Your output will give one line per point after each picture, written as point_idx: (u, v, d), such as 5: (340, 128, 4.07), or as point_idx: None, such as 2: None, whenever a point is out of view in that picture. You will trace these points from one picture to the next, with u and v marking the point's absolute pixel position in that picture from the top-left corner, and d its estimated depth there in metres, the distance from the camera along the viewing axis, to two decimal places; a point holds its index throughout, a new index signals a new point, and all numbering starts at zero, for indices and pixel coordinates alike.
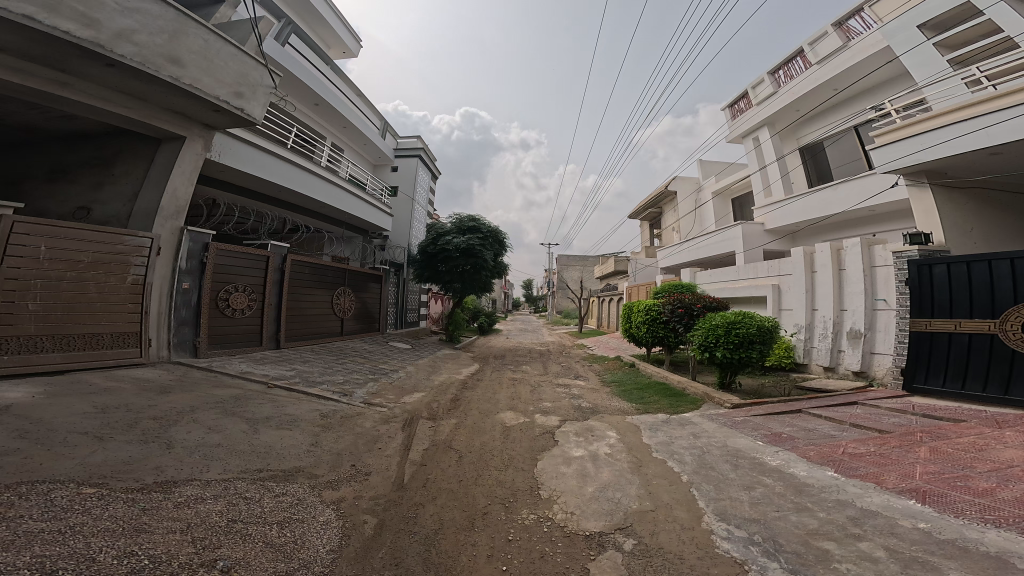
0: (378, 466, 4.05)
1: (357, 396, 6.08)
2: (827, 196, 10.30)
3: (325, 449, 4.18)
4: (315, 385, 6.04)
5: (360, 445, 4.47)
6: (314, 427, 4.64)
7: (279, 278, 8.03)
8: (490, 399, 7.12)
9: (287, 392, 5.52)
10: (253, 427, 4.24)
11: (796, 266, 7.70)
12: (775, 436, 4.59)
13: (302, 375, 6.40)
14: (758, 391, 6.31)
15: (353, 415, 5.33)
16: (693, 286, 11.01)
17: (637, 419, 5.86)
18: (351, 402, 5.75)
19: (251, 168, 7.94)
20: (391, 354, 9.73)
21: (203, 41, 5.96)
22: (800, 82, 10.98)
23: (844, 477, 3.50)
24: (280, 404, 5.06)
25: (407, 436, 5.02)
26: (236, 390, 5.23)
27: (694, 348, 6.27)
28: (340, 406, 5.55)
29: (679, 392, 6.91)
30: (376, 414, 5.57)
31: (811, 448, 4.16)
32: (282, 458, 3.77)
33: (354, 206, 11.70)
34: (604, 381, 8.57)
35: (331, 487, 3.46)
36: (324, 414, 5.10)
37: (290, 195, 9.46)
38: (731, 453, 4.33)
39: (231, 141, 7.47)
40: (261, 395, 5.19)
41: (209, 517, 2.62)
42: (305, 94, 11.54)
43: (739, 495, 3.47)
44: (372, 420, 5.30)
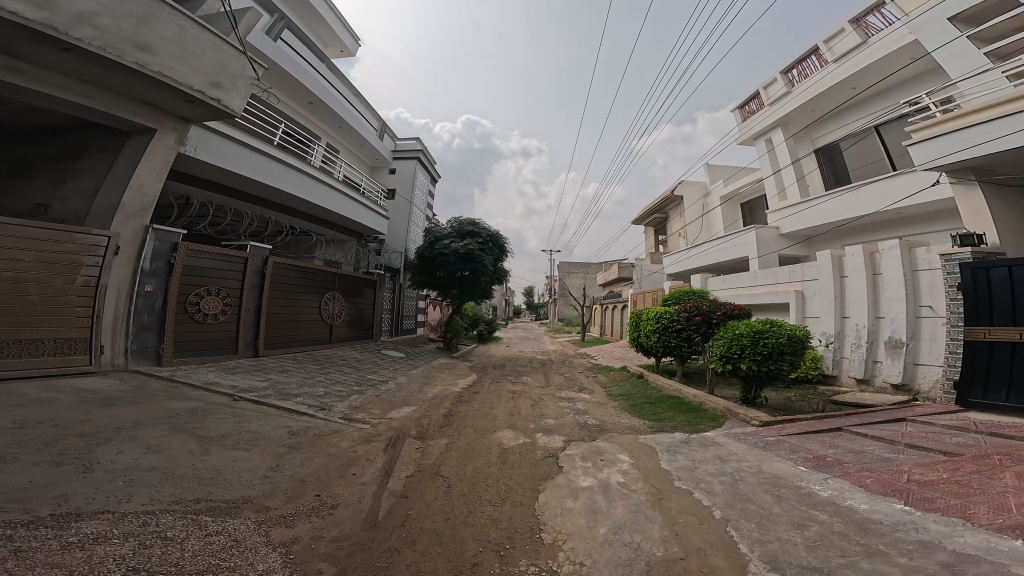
0: (349, 497, 3.41)
1: (336, 410, 5.43)
2: (850, 199, 9.70)
3: (286, 474, 3.56)
4: (289, 398, 5.40)
5: (331, 470, 3.84)
6: (278, 447, 4.02)
7: (259, 282, 7.40)
8: (486, 415, 6.47)
9: (254, 406, 4.90)
10: (204, 447, 3.66)
11: (823, 271, 7.08)
12: (820, 459, 3.93)
13: (278, 386, 5.77)
14: (787, 407, 5.64)
15: (328, 433, 4.69)
16: (704, 293, 10.36)
17: (652, 440, 5.19)
18: (328, 418, 5.12)
19: (236, 166, 7.54)
20: (382, 363, 9.08)
21: (178, 27, 5.50)
22: (816, 80, 10.56)
23: (921, 512, 2.84)
24: (244, 420, 4.44)
25: (389, 459, 4.37)
26: (195, 403, 4.65)
27: (714, 359, 5.62)
28: (316, 422, 4.92)
29: (697, 407, 6.23)
30: (355, 432, 4.92)
31: (868, 476, 3.49)
32: (229, 486, 3.17)
33: (347, 207, 11.14)
34: (611, 394, 7.91)
35: (285, 523, 2.84)
36: (294, 432, 4.47)
37: (279, 196, 9.03)
38: (767, 481, 3.67)
39: (214, 137, 7.07)
40: (222, 410, 4.59)
41: (103, 564, 2.02)
42: (297, 90, 11.09)
43: (790, 535, 2.82)
44: (350, 439, 4.65)
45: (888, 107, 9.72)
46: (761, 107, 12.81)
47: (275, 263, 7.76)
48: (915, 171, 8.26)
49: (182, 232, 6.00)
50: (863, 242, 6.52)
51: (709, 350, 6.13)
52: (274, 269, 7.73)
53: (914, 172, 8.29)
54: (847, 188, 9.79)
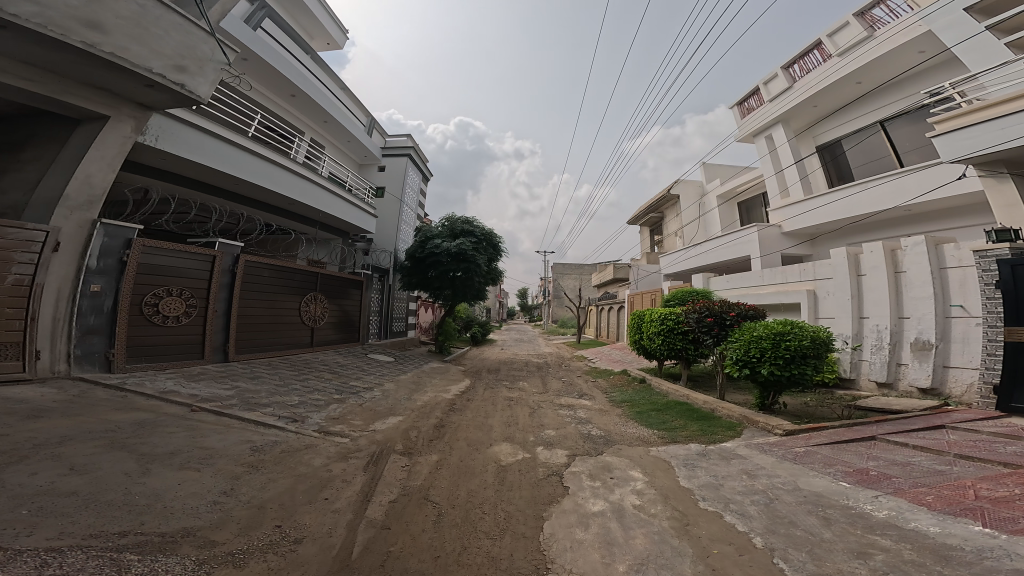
0: (319, 528, 2.85)
1: (310, 422, 4.85)
2: (859, 197, 9.44)
3: (241, 500, 3.00)
4: (257, 409, 4.81)
5: (299, 493, 3.27)
6: (236, 467, 3.45)
7: (229, 282, 6.75)
8: (480, 426, 5.93)
9: (213, 418, 4.30)
10: (144, 466, 3.11)
11: (838, 269, 6.75)
12: (863, 474, 3.49)
13: (246, 395, 5.16)
14: (809, 414, 5.23)
15: (300, 449, 4.12)
16: (706, 293, 9.96)
17: (664, 453, 4.70)
18: (302, 431, 4.54)
19: (207, 159, 6.94)
20: (367, 368, 8.45)
21: (137, 5, 4.89)
22: (819, 74, 10.35)
23: (1006, 535, 2.43)
24: (199, 436, 3.84)
25: (369, 480, 3.81)
26: (144, 414, 4.08)
27: (730, 364, 5.16)
28: (287, 437, 4.33)
29: (709, 415, 5.78)
30: (332, 448, 4.33)
31: (927, 492, 3.07)
32: (167, 514, 2.63)
33: (331, 205, 10.50)
34: (614, 401, 7.42)
35: (233, 563, 2.29)
36: (257, 449, 3.89)
37: (256, 191, 8.42)
38: (809, 502, 3.22)
39: (180, 127, 6.48)
40: (175, 422, 4.02)
41: None
42: (277, 82, 10.47)
43: (852, 567, 2.37)
44: (324, 456, 4.08)
45: (897, 102, 9.53)
46: (761, 104, 12.57)
47: (247, 261, 7.10)
48: (941, 164, 7.85)
49: (137, 228, 5.34)
50: (882, 239, 6.20)
51: (719, 352, 5.72)
52: (246, 268, 7.09)
53: (940, 165, 7.87)
54: (859, 184, 9.45)
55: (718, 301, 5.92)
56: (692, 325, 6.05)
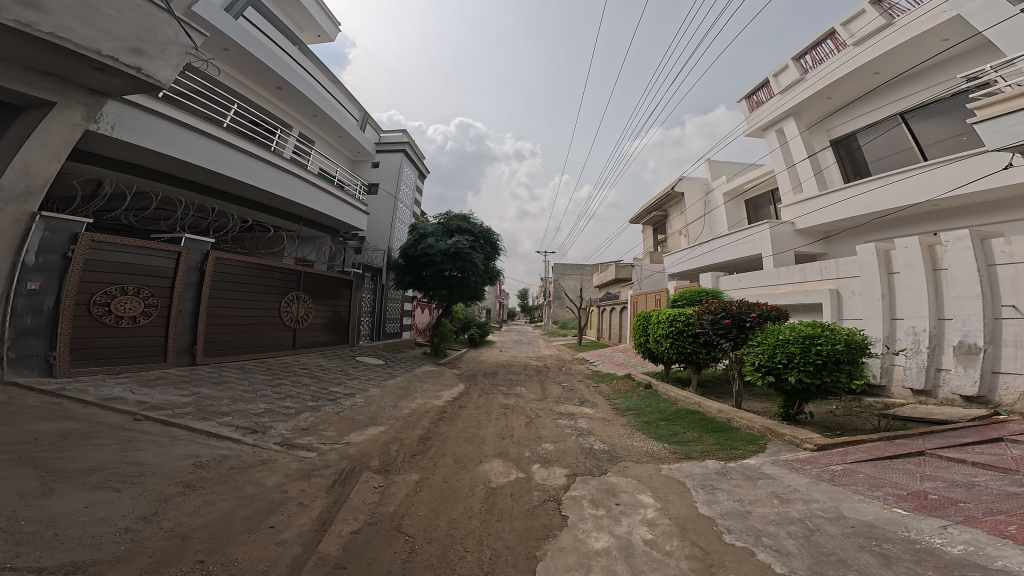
0: (254, 565, 2.33)
1: (273, 434, 4.33)
2: (879, 191, 8.93)
3: (162, 528, 2.52)
4: (213, 418, 4.30)
5: (237, 520, 2.78)
6: (167, 488, 2.98)
7: (196, 281, 6.19)
8: (471, 438, 5.34)
9: (157, 430, 3.81)
10: (49, 486, 2.64)
11: (866, 266, 6.20)
12: (921, 498, 2.92)
13: (205, 403, 4.65)
14: (840, 425, 4.67)
15: (253, 466, 3.62)
16: (716, 292, 9.38)
17: (676, 473, 4.12)
18: (260, 445, 4.02)
19: (172, 149, 6.43)
20: (353, 371, 7.90)
21: None
22: (833, 64, 9.83)
23: None
24: (133, 451, 3.38)
25: (331, 504, 3.28)
26: (77, 423, 3.59)
27: (750, 370, 4.60)
28: (241, 453, 3.81)
29: (725, 425, 5.21)
30: (293, 465, 3.81)
31: (1008, 521, 2.51)
32: (57, 547, 2.14)
33: (316, 201, 9.94)
34: (619, 408, 6.85)
35: None
36: (201, 466, 3.42)
37: (231, 185, 7.90)
38: (858, 535, 2.64)
39: (139, 114, 5.97)
40: (109, 434, 3.53)
41: None
42: (261, 72, 9.95)
43: None
44: (280, 475, 3.55)
45: (917, 93, 8.96)
46: (771, 97, 12.03)
47: (218, 258, 6.53)
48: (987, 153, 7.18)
49: (86, 223, 4.89)
50: (918, 234, 5.65)
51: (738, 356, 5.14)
52: (217, 265, 6.52)
53: (985, 154, 7.19)
54: (883, 176, 8.84)
55: (736, 300, 5.29)
56: (706, 327, 5.47)
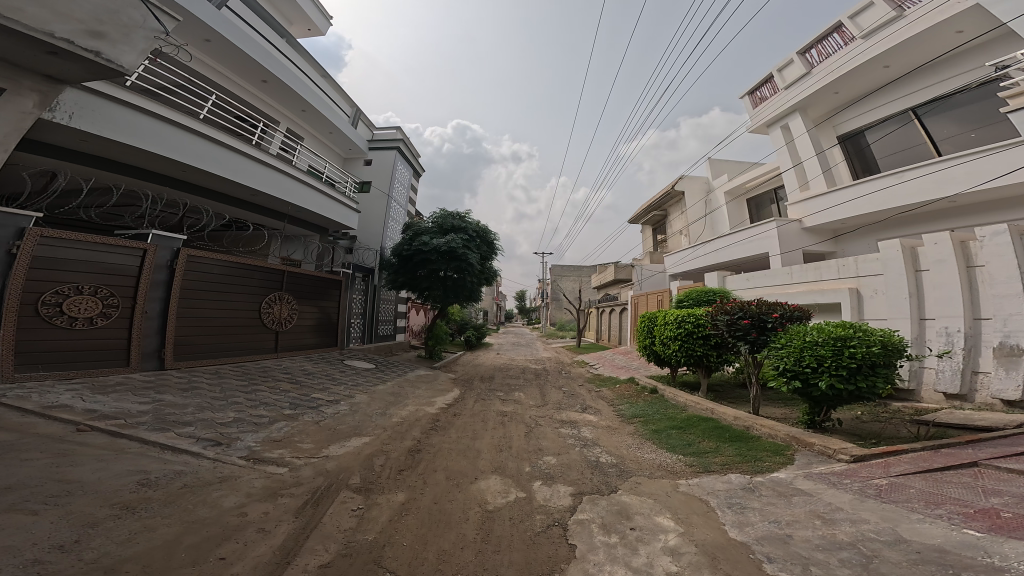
0: None
1: (240, 446, 3.87)
2: (893, 188, 8.61)
3: (80, 562, 2.09)
4: (171, 429, 3.85)
5: (180, 553, 2.34)
6: (98, 512, 2.54)
7: (165, 280, 5.69)
8: (465, 451, 4.88)
9: (102, 442, 3.38)
10: None
11: (891, 264, 5.85)
12: (994, 517, 2.52)
13: (165, 412, 4.20)
14: (872, 433, 4.29)
15: (211, 484, 3.16)
16: (723, 291, 8.99)
17: (693, 489, 3.69)
18: (223, 460, 3.56)
19: (140, 141, 5.98)
20: (340, 376, 7.40)
21: None
22: (841, 58, 9.58)
23: None
24: (67, 466, 2.95)
25: (297, 531, 2.80)
26: (6, 436, 3.16)
27: (772, 374, 4.20)
28: (198, 468, 3.35)
29: (743, 433, 4.80)
30: (258, 482, 3.35)
31: None
32: None
33: (302, 197, 9.44)
34: (624, 415, 6.42)
35: None
36: (147, 484, 2.98)
37: (208, 179, 7.42)
38: (928, 563, 2.23)
39: (100, 102, 5.52)
40: (42, 447, 3.10)
41: None
42: (244, 64, 9.47)
43: None
44: (241, 496, 3.10)
45: (929, 88, 8.71)
46: (775, 93, 11.74)
47: (189, 255, 6.01)
48: (1010, 147, 6.83)
49: (32, 215, 4.40)
50: (948, 229, 5.31)
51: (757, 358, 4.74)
52: (189, 263, 6.01)
53: (1008, 148, 6.87)
54: (895, 172, 8.52)
55: (754, 300, 4.85)
56: (720, 328, 5.03)
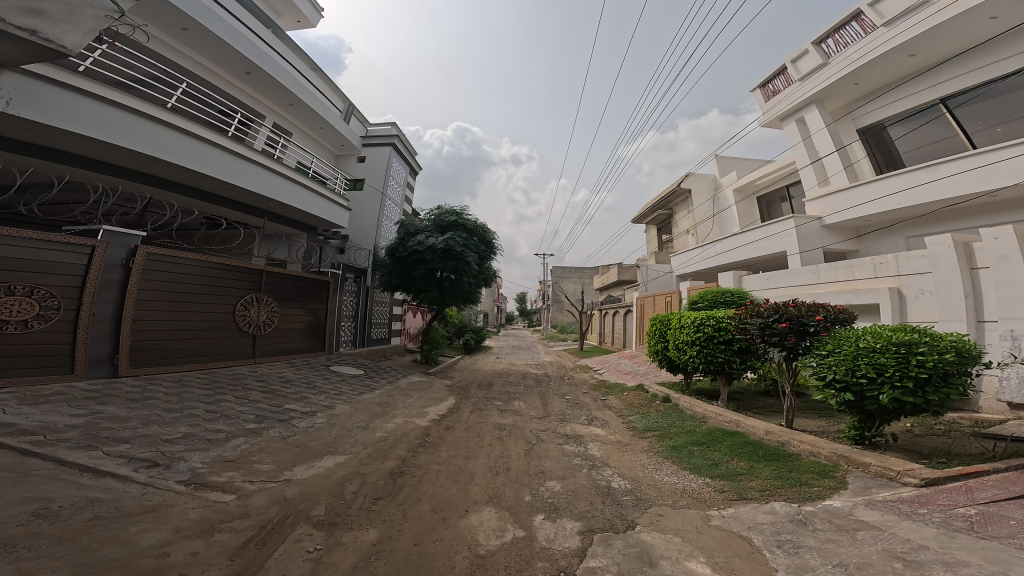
0: None
1: (182, 469, 3.25)
2: (925, 182, 8.02)
3: None
4: (100, 448, 3.23)
5: None
6: None
7: (122, 280, 5.12)
8: (456, 474, 4.22)
9: (6, 462, 2.76)
10: None
11: (942, 262, 5.29)
12: None
13: (99, 427, 3.58)
14: (936, 450, 3.67)
15: (131, 517, 2.54)
16: (740, 291, 8.37)
17: (729, 524, 3.03)
18: (157, 486, 2.94)
19: (93, 130, 5.45)
20: (323, 384, 6.76)
21: None
22: (861, 47, 9.03)
23: None
24: None
25: None
26: None
27: (819, 385, 3.62)
28: (121, 495, 2.73)
29: (777, 450, 4.19)
30: (192, 515, 2.72)
31: None
32: None
33: (285, 194, 8.84)
34: (637, 428, 5.78)
35: None
36: (47, 514, 2.37)
37: (178, 173, 6.85)
38: None
39: (44, 87, 5.00)
40: None
41: None
42: (223, 54, 8.90)
43: None
44: (163, 533, 2.46)
45: (960, 77, 8.13)
46: (789, 85, 11.18)
47: (147, 253, 5.40)
48: None
49: None
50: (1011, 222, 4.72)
51: (797, 366, 4.16)
52: (148, 262, 5.42)
53: None
54: (928, 165, 7.95)
55: (790, 301, 4.22)
56: (751, 333, 4.42)
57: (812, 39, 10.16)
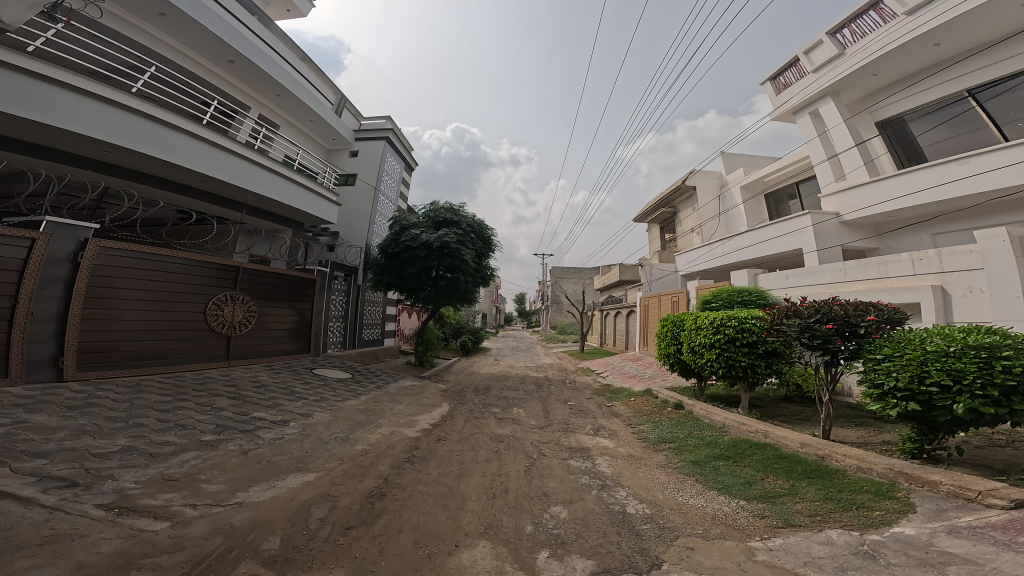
0: None
1: (105, 491, 2.72)
2: (953, 175, 7.54)
3: None
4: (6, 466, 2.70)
5: None
6: None
7: (69, 276, 4.63)
8: (446, 497, 3.63)
9: None
10: None
11: (998, 257, 4.94)
12: None
13: (16, 440, 3.05)
14: (1011, 465, 3.14)
15: (18, 552, 2.02)
16: (757, 289, 7.83)
17: (777, 559, 2.48)
18: (67, 512, 2.42)
19: (38, 114, 4.88)
20: (303, 389, 6.17)
21: None
22: (881, 36, 8.55)
23: None
24: None
25: None
26: None
27: (875, 392, 3.08)
28: (16, 523, 2.23)
29: (819, 466, 3.65)
30: (103, 549, 2.19)
31: None
32: None
33: (267, 186, 8.22)
34: (650, 439, 5.22)
35: None
36: None
37: (143, 162, 6.28)
38: None
39: None
40: None
41: None
42: (200, 40, 8.30)
43: None
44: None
45: (988, 67, 7.69)
46: (802, 77, 10.70)
47: (99, 246, 4.93)
48: None
49: None
50: None
51: (841, 371, 3.63)
52: (99, 257, 4.94)
53: None
54: (958, 157, 7.47)
55: (832, 299, 3.72)
56: (788, 337, 3.88)
57: (827, 29, 9.68)
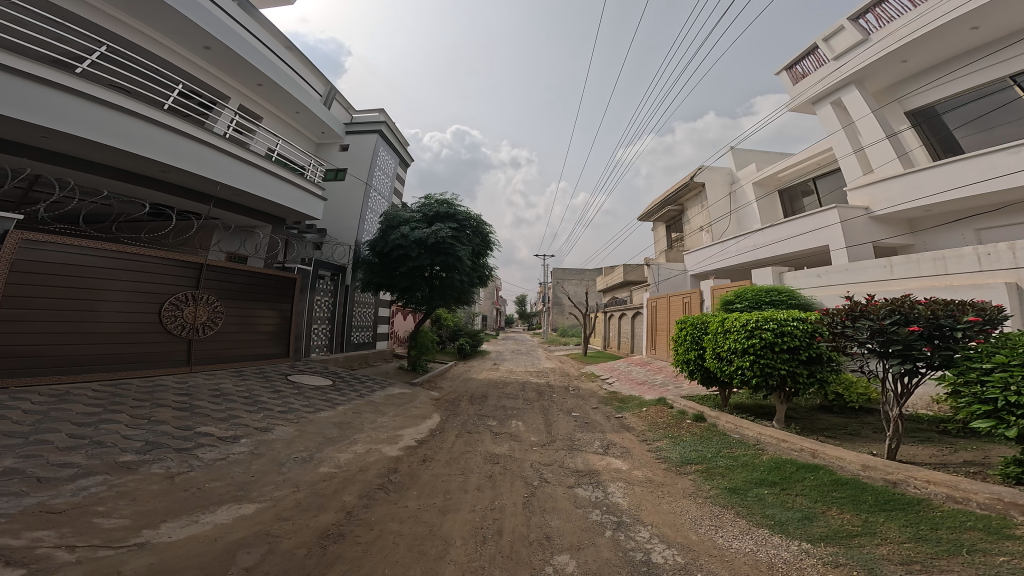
0: None
1: None
2: (1002, 166, 6.85)
3: None
4: None
5: None
6: None
7: None
8: (422, 542, 2.84)
9: None
10: None
11: None
12: None
13: None
14: None
15: None
16: (782, 287, 7.10)
17: None
18: None
19: None
20: (271, 398, 5.42)
21: None
22: (910, 18, 7.84)
23: None
24: None
25: None
26: None
27: (987, 409, 2.47)
28: None
29: (892, 496, 2.92)
30: None
31: None
32: None
33: (239, 179, 7.45)
34: (670, 460, 4.47)
35: None
36: None
37: (88, 148, 5.56)
38: None
39: None
40: None
41: None
42: (166, 22, 7.58)
43: None
44: None
45: None
46: (821, 65, 10.00)
47: (23, 238, 4.38)
48: None
49: None
50: None
51: (923, 379, 2.99)
52: (21, 251, 4.36)
53: None
54: (1007, 147, 6.78)
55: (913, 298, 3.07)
56: (857, 342, 3.26)
57: (849, 14, 9.02)
